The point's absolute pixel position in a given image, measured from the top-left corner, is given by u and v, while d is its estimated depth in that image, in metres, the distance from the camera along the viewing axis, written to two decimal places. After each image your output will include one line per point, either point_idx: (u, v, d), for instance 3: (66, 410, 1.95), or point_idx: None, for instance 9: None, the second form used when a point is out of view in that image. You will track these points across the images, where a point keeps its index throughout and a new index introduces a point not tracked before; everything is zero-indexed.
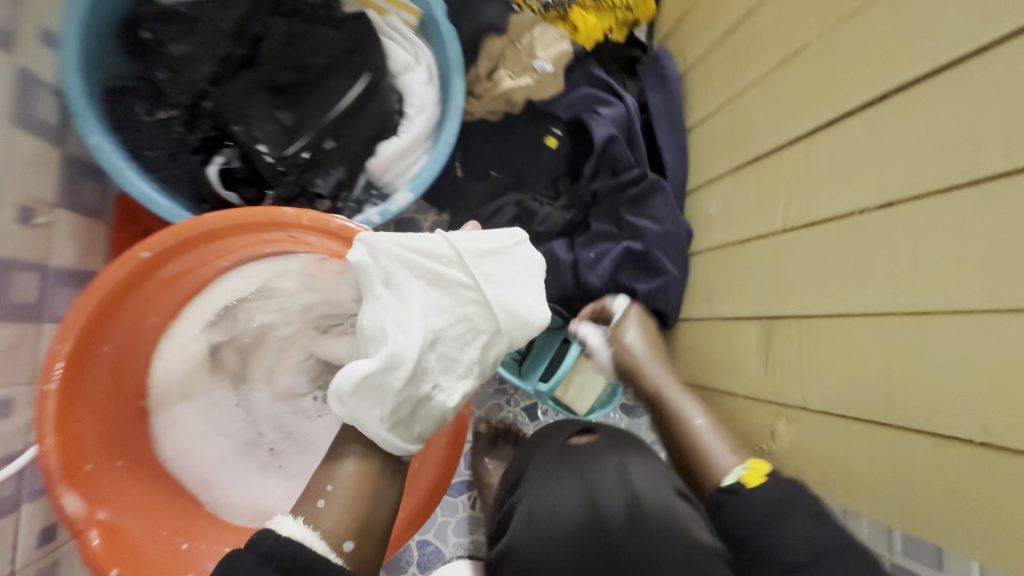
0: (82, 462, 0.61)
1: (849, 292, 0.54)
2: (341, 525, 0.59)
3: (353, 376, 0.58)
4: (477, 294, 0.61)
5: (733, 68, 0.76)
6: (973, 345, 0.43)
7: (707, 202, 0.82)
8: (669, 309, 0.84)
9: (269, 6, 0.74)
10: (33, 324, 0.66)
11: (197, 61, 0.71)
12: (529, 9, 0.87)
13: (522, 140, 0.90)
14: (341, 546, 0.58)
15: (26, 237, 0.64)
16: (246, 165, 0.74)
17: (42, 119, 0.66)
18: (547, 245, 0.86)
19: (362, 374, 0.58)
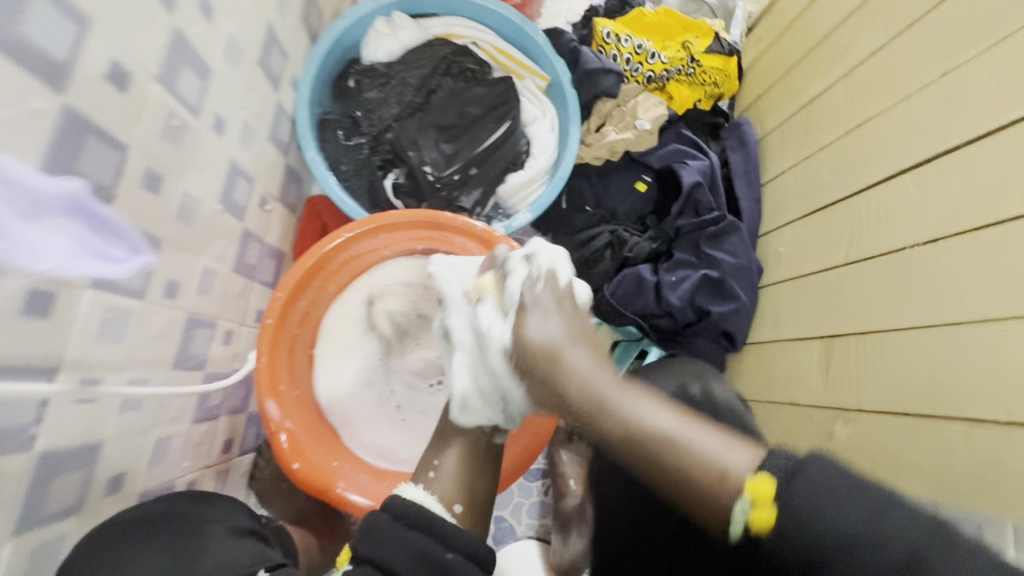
0: (279, 382, 0.81)
1: (902, 311, 0.67)
2: (451, 487, 0.66)
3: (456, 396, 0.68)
4: (509, 309, 0.62)
5: (808, 133, 0.93)
6: (996, 342, 0.56)
7: (777, 244, 0.97)
8: (740, 332, 0.97)
9: (440, 69, 0.99)
10: (251, 282, 0.89)
11: (387, 104, 0.98)
12: (636, 81, 1.08)
13: (618, 183, 1.08)
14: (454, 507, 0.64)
15: (258, 218, 0.88)
16: (410, 182, 0.96)
17: (281, 138, 0.92)
18: (634, 268, 1.02)
19: (468, 388, 0.65)
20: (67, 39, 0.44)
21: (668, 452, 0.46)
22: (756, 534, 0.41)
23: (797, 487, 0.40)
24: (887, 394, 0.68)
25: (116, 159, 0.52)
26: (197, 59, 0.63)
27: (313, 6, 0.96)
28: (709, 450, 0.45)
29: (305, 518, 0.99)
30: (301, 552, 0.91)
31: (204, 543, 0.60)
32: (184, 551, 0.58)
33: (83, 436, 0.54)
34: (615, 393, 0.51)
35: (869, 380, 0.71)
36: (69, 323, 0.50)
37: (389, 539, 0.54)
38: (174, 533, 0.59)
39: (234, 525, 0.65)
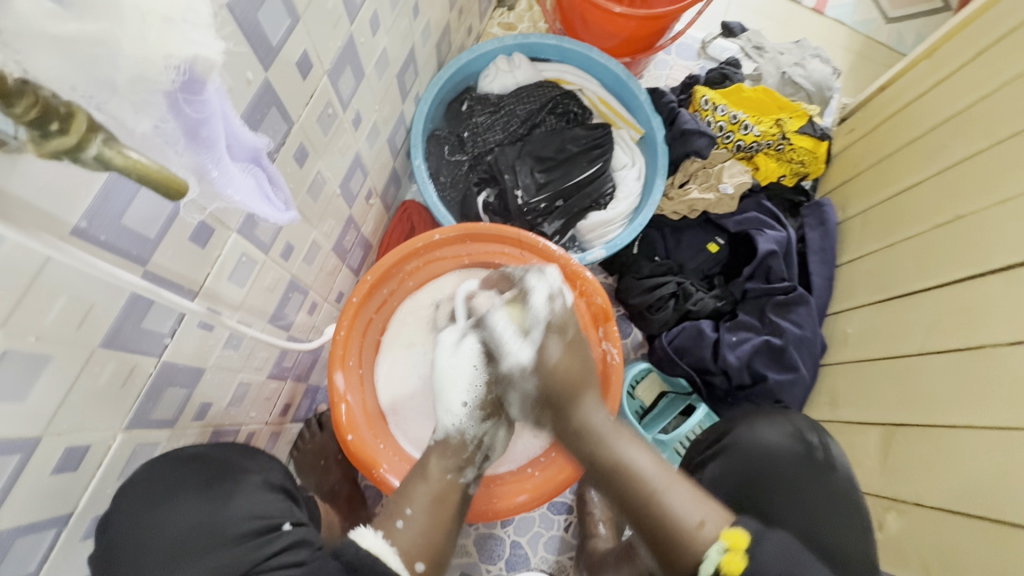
0: (349, 356, 0.88)
1: (973, 407, 0.66)
2: (414, 545, 0.67)
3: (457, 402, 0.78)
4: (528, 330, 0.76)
5: (891, 223, 0.95)
6: None
7: (845, 325, 0.96)
8: (794, 405, 0.96)
9: (546, 107, 1.09)
10: (342, 264, 0.97)
11: (493, 130, 1.07)
12: (725, 148, 1.13)
13: (689, 240, 1.12)
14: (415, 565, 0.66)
15: (361, 208, 0.97)
16: (499, 202, 1.04)
17: (395, 143, 1.02)
18: (696, 321, 1.03)
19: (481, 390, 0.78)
20: (281, 27, 0.54)
21: (651, 506, 0.63)
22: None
23: (765, 545, 0.58)
24: (947, 489, 0.66)
25: (283, 129, 0.61)
26: (356, 62, 0.74)
27: (446, 37, 1.08)
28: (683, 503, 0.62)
29: (334, 498, 1.01)
30: (324, 524, 0.92)
31: (235, 487, 0.65)
32: (217, 497, 0.63)
33: (195, 358, 0.61)
34: (608, 432, 0.70)
35: (931, 474, 0.69)
36: (216, 256, 0.57)
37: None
38: (219, 473, 0.65)
39: (269, 479, 0.69)
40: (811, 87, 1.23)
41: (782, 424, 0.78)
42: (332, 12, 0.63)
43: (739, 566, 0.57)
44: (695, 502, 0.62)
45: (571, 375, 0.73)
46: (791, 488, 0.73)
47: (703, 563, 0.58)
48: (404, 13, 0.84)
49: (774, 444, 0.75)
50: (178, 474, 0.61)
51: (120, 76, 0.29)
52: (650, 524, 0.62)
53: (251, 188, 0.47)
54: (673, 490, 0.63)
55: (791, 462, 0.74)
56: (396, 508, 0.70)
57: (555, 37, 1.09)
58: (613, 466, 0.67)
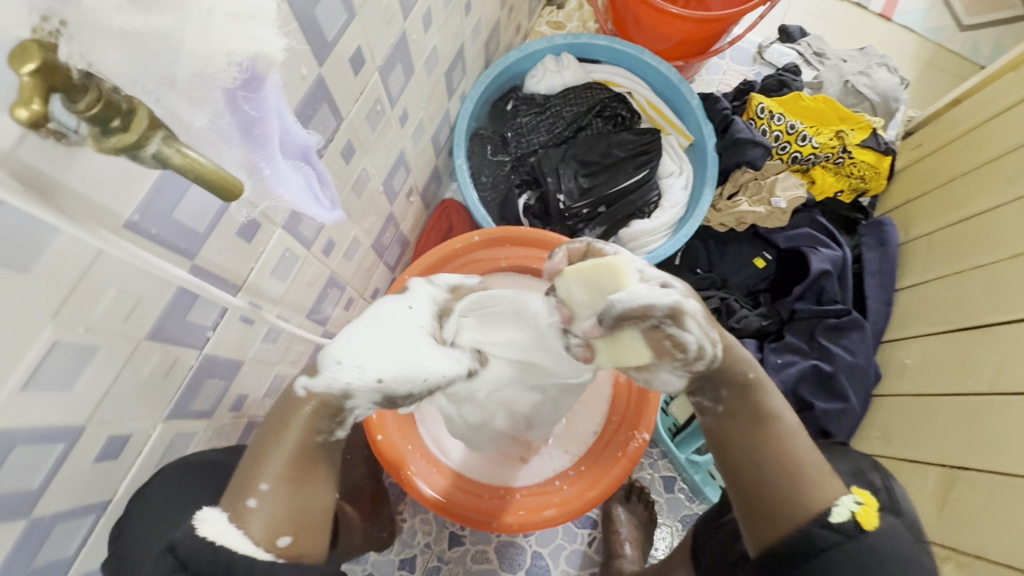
0: None
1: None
2: (277, 519, 0.52)
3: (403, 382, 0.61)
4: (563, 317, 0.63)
5: (961, 249, 0.88)
6: None
7: (903, 355, 0.91)
8: (841, 435, 0.91)
9: (594, 110, 1.06)
10: (379, 260, 0.96)
11: (538, 132, 1.05)
12: (780, 159, 1.08)
13: (735, 255, 1.08)
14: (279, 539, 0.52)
15: (402, 205, 0.96)
16: (540, 206, 1.02)
17: (439, 141, 1.01)
18: (739, 340, 0.99)
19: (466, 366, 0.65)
20: (336, 23, 0.53)
21: (793, 477, 0.60)
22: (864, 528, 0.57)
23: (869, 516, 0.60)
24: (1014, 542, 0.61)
25: (332, 125, 0.61)
26: (407, 58, 0.73)
27: (495, 35, 1.06)
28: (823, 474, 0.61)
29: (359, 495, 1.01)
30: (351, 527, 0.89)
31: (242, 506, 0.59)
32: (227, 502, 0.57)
33: (235, 352, 0.61)
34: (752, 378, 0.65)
35: (996, 525, 0.64)
36: (261, 251, 0.57)
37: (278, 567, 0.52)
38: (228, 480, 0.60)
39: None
40: (876, 98, 1.16)
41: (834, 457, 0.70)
42: (387, 7, 0.62)
43: (873, 524, 0.58)
44: (822, 471, 0.61)
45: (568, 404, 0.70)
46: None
47: (834, 509, 0.58)
48: (456, 9, 0.82)
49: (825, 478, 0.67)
50: (190, 480, 0.57)
51: (182, 74, 0.28)
52: (768, 485, 0.60)
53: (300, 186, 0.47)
54: (806, 445, 0.62)
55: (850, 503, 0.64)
56: (252, 477, 0.52)
57: (606, 38, 1.06)
58: (750, 416, 0.63)
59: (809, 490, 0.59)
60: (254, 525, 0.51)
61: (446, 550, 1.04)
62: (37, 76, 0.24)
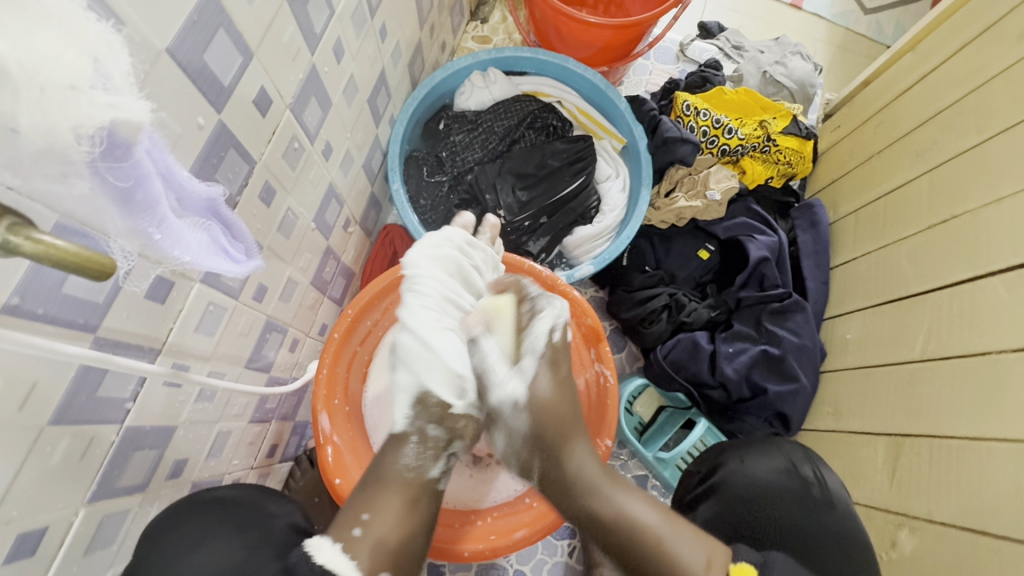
0: (334, 395, 0.84)
1: (987, 421, 0.63)
2: (377, 557, 0.61)
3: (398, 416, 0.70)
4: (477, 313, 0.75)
5: (885, 223, 0.93)
6: None
7: (843, 329, 0.94)
8: (795, 414, 0.94)
9: (525, 122, 1.06)
10: (322, 296, 0.93)
11: (471, 149, 1.05)
12: (710, 152, 1.10)
13: (679, 250, 1.10)
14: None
15: (339, 237, 0.94)
16: (482, 223, 1.01)
17: (372, 168, 0.99)
18: (690, 333, 1.01)
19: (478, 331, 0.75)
20: (231, 67, 0.51)
21: (659, 560, 0.64)
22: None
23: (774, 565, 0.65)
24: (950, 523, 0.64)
25: (244, 171, 0.58)
26: (321, 92, 0.71)
27: (418, 55, 1.05)
28: (695, 563, 0.63)
29: None
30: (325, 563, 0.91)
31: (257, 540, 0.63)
32: (250, 542, 0.62)
33: (163, 418, 0.57)
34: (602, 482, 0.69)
35: (933, 494, 0.67)
36: (177, 311, 0.54)
37: None
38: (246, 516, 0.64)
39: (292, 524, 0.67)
40: (793, 86, 1.21)
41: (763, 451, 0.78)
42: (289, 44, 0.60)
43: (750, 572, 0.63)
44: (665, 522, 0.66)
45: (558, 414, 0.72)
46: (787, 525, 0.71)
47: None
48: (370, 35, 0.81)
49: (760, 473, 0.76)
50: (203, 521, 0.61)
51: (26, 153, 0.26)
52: (636, 552, 0.65)
53: (203, 243, 0.44)
54: (685, 546, 0.64)
55: (779, 497, 0.73)
56: (355, 511, 0.64)
57: (530, 51, 1.07)
58: (624, 532, 0.66)
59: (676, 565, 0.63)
60: (356, 556, 0.60)
61: None
62: None
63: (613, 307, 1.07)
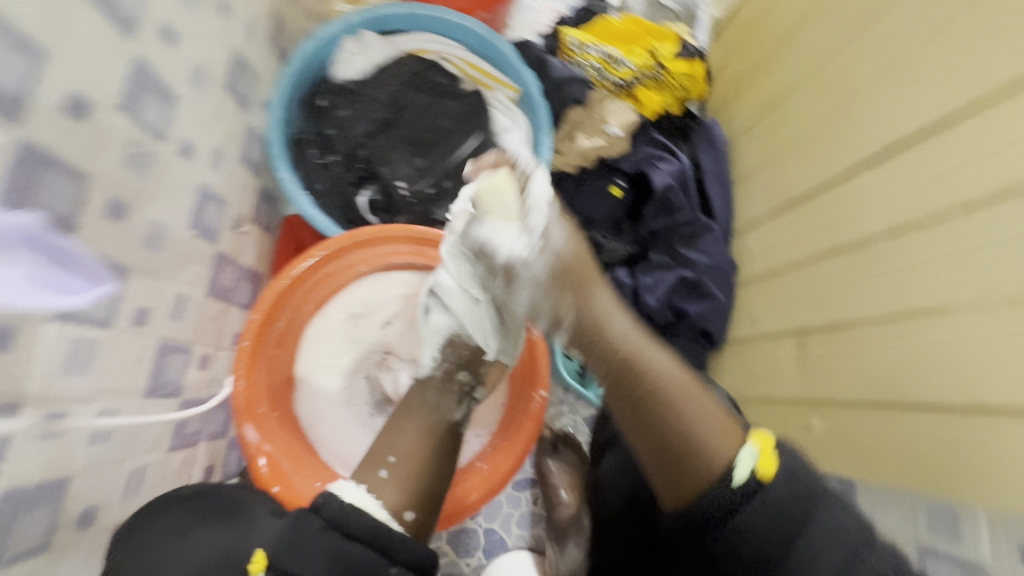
0: (257, 404, 0.81)
1: (899, 290, 0.65)
2: (399, 495, 0.67)
3: (427, 354, 0.79)
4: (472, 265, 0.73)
5: (776, 132, 0.95)
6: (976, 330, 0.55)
7: (751, 242, 0.98)
8: (718, 329, 0.98)
9: (411, 85, 1.01)
10: (227, 305, 0.88)
11: (360, 122, 0.99)
12: (605, 88, 1.09)
13: (590, 191, 1.08)
14: (404, 514, 0.66)
15: (232, 240, 0.88)
16: (385, 199, 0.97)
17: (253, 158, 0.92)
18: (611, 272, 1.02)
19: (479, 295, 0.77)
20: (17, 72, 0.45)
21: (681, 422, 0.61)
22: (767, 482, 0.57)
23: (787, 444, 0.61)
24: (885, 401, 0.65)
25: (76, 188, 0.53)
26: (159, 85, 0.64)
27: (279, 27, 0.96)
28: (714, 430, 0.61)
29: None
30: None
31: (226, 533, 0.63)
32: (235, 525, 0.63)
33: (52, 469, 0.53)
34: (644, 346, 0.67)
35: (839, 384, 0.72)
36: (31, 355, 0.49)
37: (320, 549, 0.59)
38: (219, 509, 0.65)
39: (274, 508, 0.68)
40: (677, 8, 1.23)
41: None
42: (95, 34, 0.53)
43: (774, 467, 0.58)
44: (683, 383, 0.64)
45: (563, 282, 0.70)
46: None
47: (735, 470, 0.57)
48: (209, 12, 0.73)
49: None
50: (183, 516, 0.64)
51: None
52: (657, 428, 0.62)
53: (26, 276, 0.47)
54: (698, 410, 0.62)
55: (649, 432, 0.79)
56: (378, 454, 0.70)
57: (403, 6, 1.00)
58: (649, 396, 0.63)
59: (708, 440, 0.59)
60: (382, 497, 0.66)
61: None
62: None
63: None
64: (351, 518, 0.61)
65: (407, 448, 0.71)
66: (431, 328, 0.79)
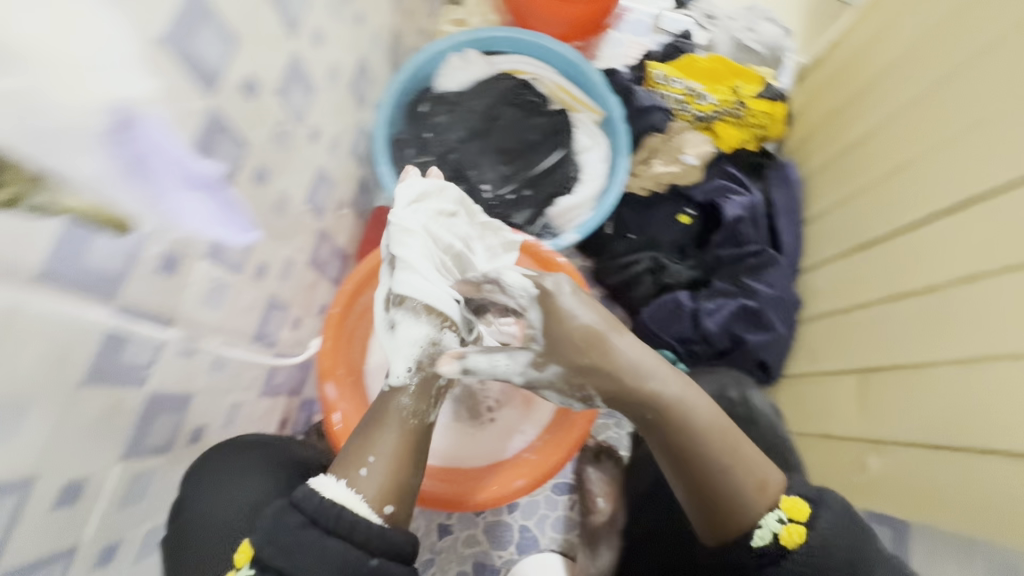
0: (337, 366, 0.90)
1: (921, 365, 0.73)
2: (383, 486, 0.62)
3: (401, 365, 0.69)
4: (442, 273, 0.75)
5: (850, 175, 0.98)
6: None
7: (818, 279, 0.99)
8: (774, 363, 1.00)
9: (505, 100, 1.10)
10: (320, 277, 0.98)
11: (454, 128, 1.09)
12: (684, 119, 1.14)
13: (660, 215, 1.14)
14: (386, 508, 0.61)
15: (333, 219, 0.98)
16: (468, 199, 1.05)
17: (359, 152, 1.03)
18: (673, 293, 1.06)
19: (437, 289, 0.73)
20: (219, 53, 0.54)
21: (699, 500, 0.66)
22: (788, 547, 0.61)
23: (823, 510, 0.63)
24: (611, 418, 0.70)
25: (238, 151, 0.63)
26: (305, 77, 0.75)
27: (397, 41, 1.09)
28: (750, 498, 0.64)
29: None
30: None
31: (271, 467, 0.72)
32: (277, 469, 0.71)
33: (181, 385, 0.62)
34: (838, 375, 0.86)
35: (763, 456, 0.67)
36: (187, 284, 0.59)
37: (304, 544, 0.53)
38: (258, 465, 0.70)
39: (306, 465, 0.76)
40: (764, 51, 1.26)
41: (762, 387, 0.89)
42: (270, 31, 0.64)
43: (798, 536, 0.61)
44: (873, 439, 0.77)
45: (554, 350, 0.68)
46: None
47: (756, 533, 0.63)
48: (348, 21, 0.84)
49: None
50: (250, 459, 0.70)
51: None
52: (722, 492, 0.64)
53: (195, 210, 0.52)
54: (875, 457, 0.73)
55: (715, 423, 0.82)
56: (358, 455, 0.63)
57: (504, 30, 1.11)
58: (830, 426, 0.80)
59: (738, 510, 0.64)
60: (360, 489, 0.60)
61: (436, 542, 1.07)
62: None
63: (598, 273, 1.13)
64: (330, 516, 0.56)
65: (390, 446, 0.65)
66: (403, 339, 0.70)
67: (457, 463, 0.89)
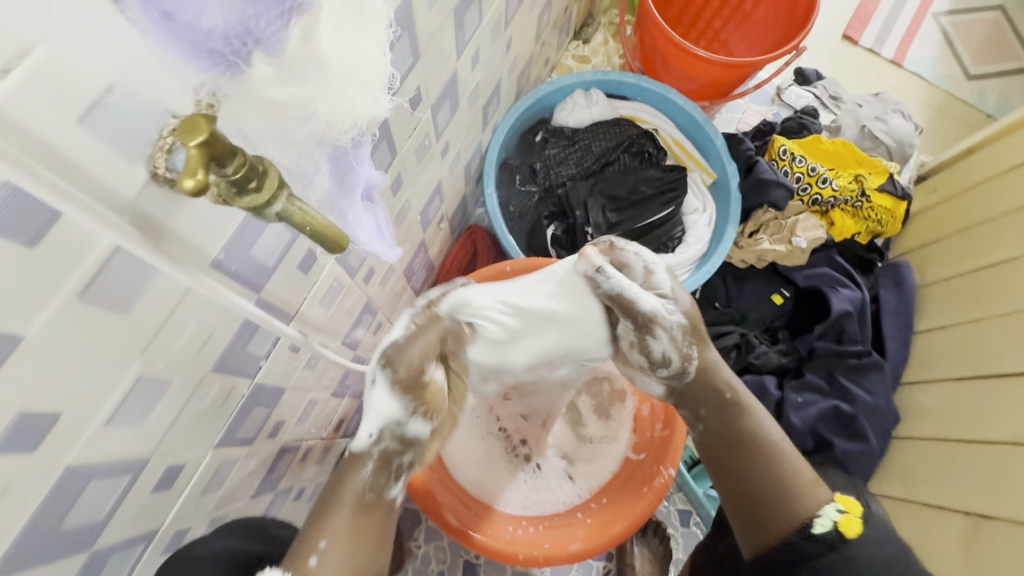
0: None
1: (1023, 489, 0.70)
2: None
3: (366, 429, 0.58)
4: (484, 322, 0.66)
5: (980, 296, 0.91)
6: None
7: (925, 398, 0.93)
8: (860, 476, 0.92)
9: (622, 145, 1.08)
10: (407, 285, 0.97)
11: (565, 164, 1.07)
12: (801, 200, 1.10)
13: (753, 291, 1.09)
14: None
15: (433, 231, 0.97)
16: (566, 236, 1.06)
17: (470, 169, 1.03)
18: (759, 376, 1.00)
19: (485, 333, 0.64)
20: (404, 64, 0.54)
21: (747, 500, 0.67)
22: (848, 538, 0.62)
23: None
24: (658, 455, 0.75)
25: (388, 159, 0.62)
26: (454, 95, 0.74)
27: (527, 69, 1.09)
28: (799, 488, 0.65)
29: None
30: None
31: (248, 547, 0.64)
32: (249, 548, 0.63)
33: (280, 379, 0.61)
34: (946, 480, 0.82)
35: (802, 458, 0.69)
36: (314, 282, 0.58)
37: None
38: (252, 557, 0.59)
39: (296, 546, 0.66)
40: (892, 143, 1.20)
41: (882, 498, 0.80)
42: (444, 48, 0.64)
43: (855, 530, 0.62)
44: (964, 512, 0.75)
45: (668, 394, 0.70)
46: None
47: (817, 520, 0.63)
48: (499, 45, 0.84)
49: None
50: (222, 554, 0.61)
51: (299, 135, 0.30)
52: (766, 487, 0.66)
53: (370, 226, 0.47)
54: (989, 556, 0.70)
55: None
56: (310, 537, 0.57)
57: (634, 77, 1.10)
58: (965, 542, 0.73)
59: (790, 502, 0.65)
60: None
61: None
62: (198, 148, 0.24)
63: None
64: None
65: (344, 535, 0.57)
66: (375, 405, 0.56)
67: (477, 492, 0.88)
